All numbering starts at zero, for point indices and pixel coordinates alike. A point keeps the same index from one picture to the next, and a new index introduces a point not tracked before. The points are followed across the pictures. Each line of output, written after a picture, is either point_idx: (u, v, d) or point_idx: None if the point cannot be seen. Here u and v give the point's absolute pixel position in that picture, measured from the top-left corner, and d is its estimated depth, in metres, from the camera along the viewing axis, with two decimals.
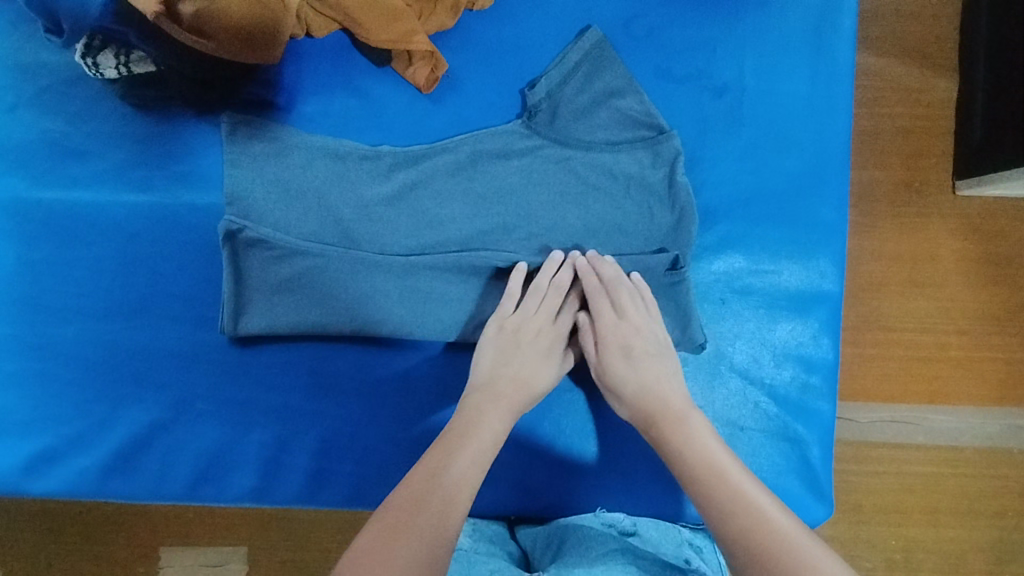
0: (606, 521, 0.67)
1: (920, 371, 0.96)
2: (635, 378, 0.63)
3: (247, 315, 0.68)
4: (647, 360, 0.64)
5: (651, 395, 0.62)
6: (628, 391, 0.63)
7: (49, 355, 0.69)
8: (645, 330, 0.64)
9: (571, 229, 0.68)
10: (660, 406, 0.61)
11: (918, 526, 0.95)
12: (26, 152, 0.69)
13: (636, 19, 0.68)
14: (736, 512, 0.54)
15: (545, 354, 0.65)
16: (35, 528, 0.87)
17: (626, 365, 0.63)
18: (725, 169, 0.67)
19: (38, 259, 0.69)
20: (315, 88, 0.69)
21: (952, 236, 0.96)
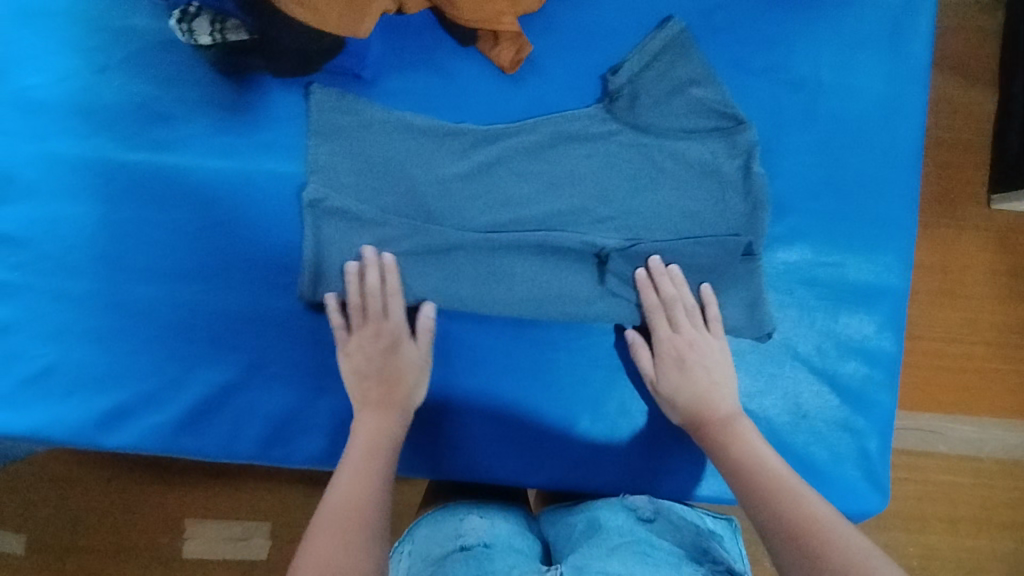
0: (628, 506, 0.67)
1: (950, 380, 0.97)
2: (691, 389, 0.66)
3: (328, 281, 0.70)
4: (702, 371, 0.66)
5: (702, 402, 0.65)
6: (680, 399, 0.66)
7: (127, 314, 0.71)
8: (705, 344, 0.67)
9: (645, 214, 0.69)
10: (711, 411, 0.65)
11: (937, 533, 0.96)
12: (113, 113, 0.71)
13: (717, 11, 0.69)
14: (777, 500, 0.55)
15: (397, 352, 0.67)
16: (76, 492, 0.93)
17: (687, 377, 0.66)
18: (799, 162, 0.69)
19: (120, 219, 0.71)
20: (400, 65, 0.70)
21: (998, 244, 0.98)
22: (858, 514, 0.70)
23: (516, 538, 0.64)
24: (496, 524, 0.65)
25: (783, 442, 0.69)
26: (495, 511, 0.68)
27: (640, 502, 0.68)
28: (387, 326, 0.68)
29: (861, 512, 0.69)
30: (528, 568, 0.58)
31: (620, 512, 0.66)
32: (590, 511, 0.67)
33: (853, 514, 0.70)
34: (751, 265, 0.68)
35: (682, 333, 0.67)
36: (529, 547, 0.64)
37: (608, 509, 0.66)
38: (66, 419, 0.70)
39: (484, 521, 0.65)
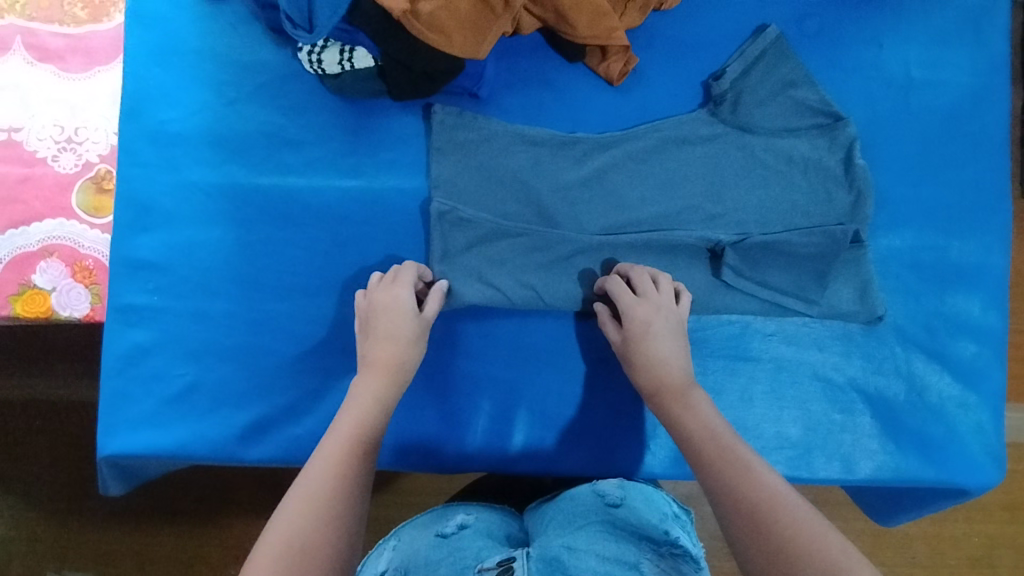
0: (598, 491, 0.68)
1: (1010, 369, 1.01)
2: (650, 353, 0.65)
3: (461, 290, 0.72)
4: (662, 336, 0.66)
5: (658, 368, 0.64)
6: (640, 362, 0.65)
7: (265, 330, 0.74)
8: (668, 313, 0.67)
9: (755, 208, 0.73)
10: (661, 378, 0.64)
11: (998, 522, 1.01)
12: (244, 142, 0.75)
13: (808, 18, 0.74)
14: (726, 470, 0.55)
15: (397, 312, 0.67)
16: (150, 525, 0.96)
17: (648, 342, 0.65)
18: (892, 155, 0.74)
19: (255, 240, 0.74)
20: (514, 83, 0.75)
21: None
22: (978, 488, 0.72)
23: (492, 525, 0.68)
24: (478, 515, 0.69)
25: (903, 421, 0.72)
26: (479, 509, 0.70)
27: (610, 489, 0.69)
28: (399, 292, 0.68)
29: (982, 484, 0.71)
30: (493, 551, 0.62)
31: (590, 495, 0.68)
32: (559, 498, 0.70)
33: (973, 487, 0.72)
34: (861, 251, 0.72)
35: (649, 299, 0.67)
36: (504, 535, 0.67)
37: (580, 492, 0.69)
38: (208, 436, 0.72)
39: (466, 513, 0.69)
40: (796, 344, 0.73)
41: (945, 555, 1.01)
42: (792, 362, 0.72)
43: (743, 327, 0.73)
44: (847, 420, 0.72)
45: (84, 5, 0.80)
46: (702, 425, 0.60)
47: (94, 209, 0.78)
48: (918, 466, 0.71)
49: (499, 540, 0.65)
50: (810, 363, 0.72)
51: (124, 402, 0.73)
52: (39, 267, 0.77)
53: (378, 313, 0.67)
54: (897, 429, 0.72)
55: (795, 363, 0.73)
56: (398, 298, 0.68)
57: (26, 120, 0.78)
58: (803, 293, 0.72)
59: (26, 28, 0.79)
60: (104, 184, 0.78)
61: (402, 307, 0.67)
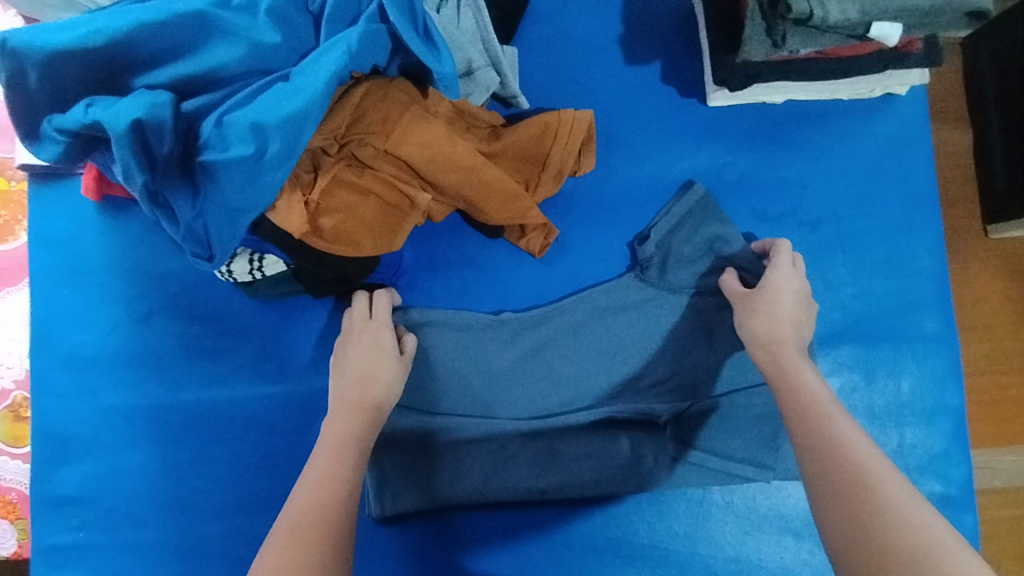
0: None
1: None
2: (766, 319, 0.63)
3: (408, 494, 0.69)
4: (795, 307, 0.64)
5: (774, 326, 0.62)
6: (764, 314, 0.63)
7: (199, 557, 0.70)
8: (786, 271, 0.66)
9: (694, 373, 0.70)
10: (777, 337, 0.61)
11: None
12: (161, 357, 0.72)
13: (727, 167, 0.73)
14: (807, 415, 0.55)
15: (375, 351, 0.65)
16: None
17: (775, 298, 0.64)
18: (829, 298, 0.72)
19: (180, 461, 0.71)
20: (434, 265, 0.73)
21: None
22: None
23: None
24: None
25: None
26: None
27: None
28: (379, 329, 0.67)
29: None
30: None
31: None
32: None
33: None
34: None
35: (767, 275, 0.66)
36: None
37: None
38: None
39: None
40: (754, 507, 0.70)
41: None
42: (758, 524, 0.70)
43: (699, 497, 0.70)
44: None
45: None
46: (813, 400, 0.56)
47: (13, 439, 0.75)
48: None
49: None
50: (775, 522, 0.70)
51: None
52: None
53: (353, 353, 0.65)
54: None
55: (759, 522, 0.70)
56: (379, 330, 0.66)
57: None
58: (756, 459, 0.68)
59: None
60: (21, 410, 0.75)
61: (380, 346, 0.66)
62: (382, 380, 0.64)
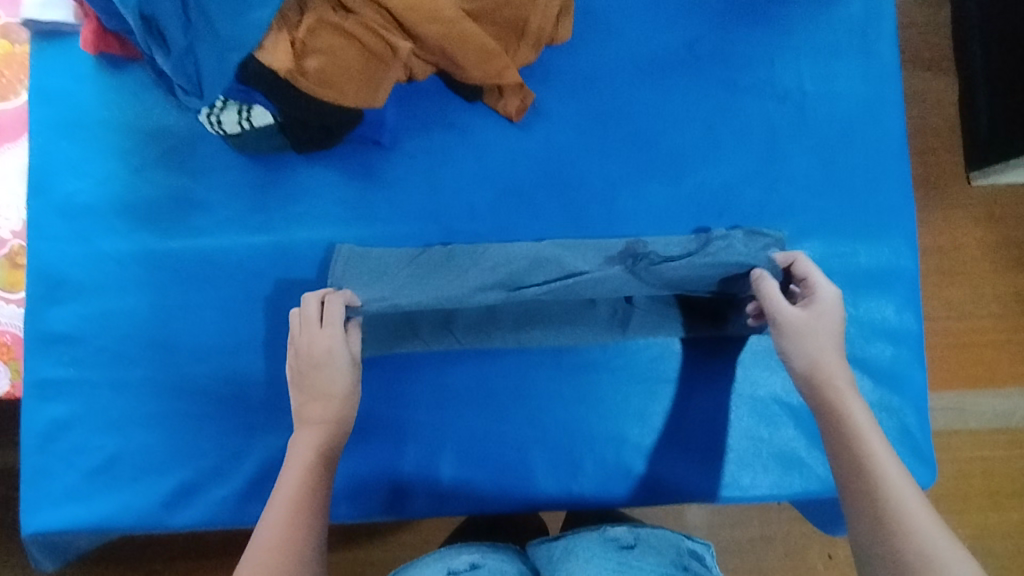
0: (609, 537, 0.70)
1: (965, 358, 1.07)
2: (819, 352, 0.61)
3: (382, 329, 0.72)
4: (833, 340, 0.62)
5: (824, 355, 0.61)
6: (816, 342, 0.61)
7: (183, 394, 0.74)
8: (829, 302, 0.63)
9: (656, 230, 0.74)
10: (827, 365, 0.61)
11: (979, 511, 1.06)
12: (153, 208, 0.75)
13: (699, 41, 0.76)
14: (868, 477, 0.54)
15: (330, 363, 0.64)
16: None
17: (817, 334, 0.61)
18: (795, 167, 0.74)
19: (169, 305, 0.75)
20: (415, 126, 0.76)
21: (974, 226, 1.10)
22: None
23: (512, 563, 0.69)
24: (499, 555, 0.70)
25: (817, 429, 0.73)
26: (484, 548, 0.70)
27: (619, 532, 0.71)
28: (320, 338, 0.65)
29: None
30: None
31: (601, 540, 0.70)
32: (570, 540, 0.71)
33: None
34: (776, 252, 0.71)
35: (817, 296, 0.63)
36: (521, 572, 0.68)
37: (592, 539, 0.70)
38: (131, 506, 0.72)
39: (478, 554, 0.68)
40: (715, 359, 0.74)
41: None
42: (713, 378, 0.74)
43: (661, 350, 0.74)
44: (773, 430, 0.73)
45: None
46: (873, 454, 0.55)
47: (9, 284, 0.78)
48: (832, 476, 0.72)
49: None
50: (735, 376, 0.74)
51: (46, 479, 0.72)
52: None
53: (310, 369, 0.64)
54: (812, 438, 0.73)
55: (720, 376, 0.74)
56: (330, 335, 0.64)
57: None
58: (715, 320, 0.72)
59: None
60: (17, 258, 0.78)
61: (334, 359, 0.64)
62: (338, 396, 0.64)
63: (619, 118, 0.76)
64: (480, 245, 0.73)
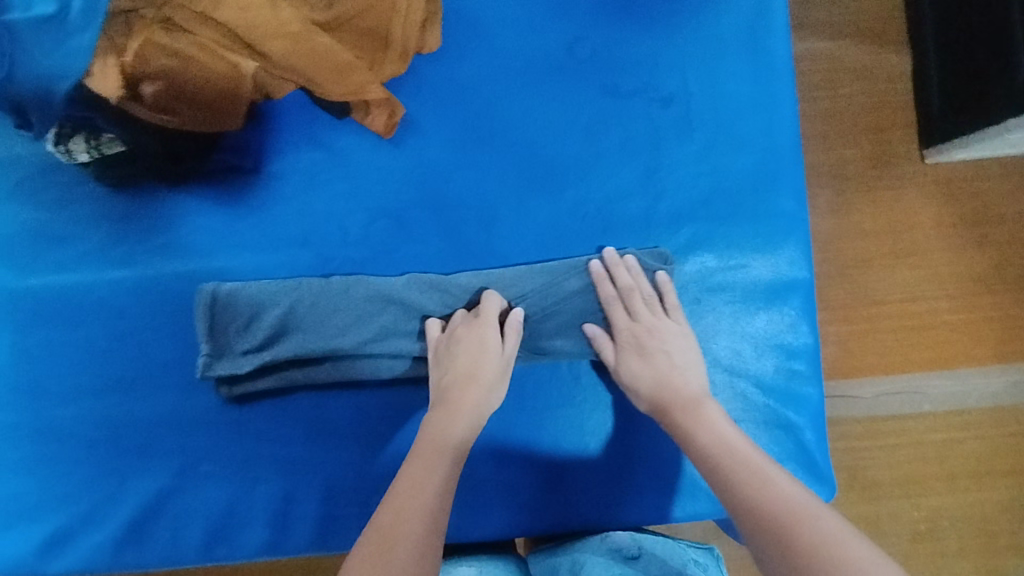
0: (610, 546, 0.66)
1: (916, 341, 1.01)
2: (655, 390, 0.63)
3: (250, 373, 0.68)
4: (664, 355, 0.65)
5: (665, 385, 0.63)
6: (644, 382, 0.64)
7: (53, 438, 0.71)
8: (660, 326, 0.66)
9: (537, 250, 0.70)
10: (672, 393, 0.63)
11: (940, 494, 0.99)
12: (8, 243, 0.71)
13: (579, 43, 0.71)
14: (721, 465, 0.55)
15: (483, 350, 0.64)
16: None
17: (652, 361, 0.65)
18: (681, 174, 0.70)
19: (31, 346, 0.71)
20: (281, 147, 0.71)
21: (927, 204, 1.03)
22: None
23: None
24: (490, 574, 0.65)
25: None
26: (485, 565, 0.67)
27: (622, 540, 0.67)
28: (476, 326, 0.65)
29: None
30: None
31: (603, 551, 0.66)
32: (574, 551, 0.67)
33: None
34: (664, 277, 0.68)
35: (643, 320, 0.66)
36: None
37: (592, 550, 0.66)
38: (7, 556, 0.70)
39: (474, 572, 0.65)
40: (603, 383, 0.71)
41: (884, 535, 0.99)
42: (601, 403, 0.71)
43: (549, 374, 0.71)
44: (669, 454, 0.70)
45: None
46: (722, 439, 0.57)
47: None
48: None
49: None
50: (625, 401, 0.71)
51: None
52: None
53: (458, 348, 0.65)
54: None
55: (611, 400, 0.71)
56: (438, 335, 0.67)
57: None
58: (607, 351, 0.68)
59: None
60: None
61: (485, 345, 0.65)
62: (483, 381, 0.63)
63: (497, 129, 0.71)
64: (355, 276, 0.69)
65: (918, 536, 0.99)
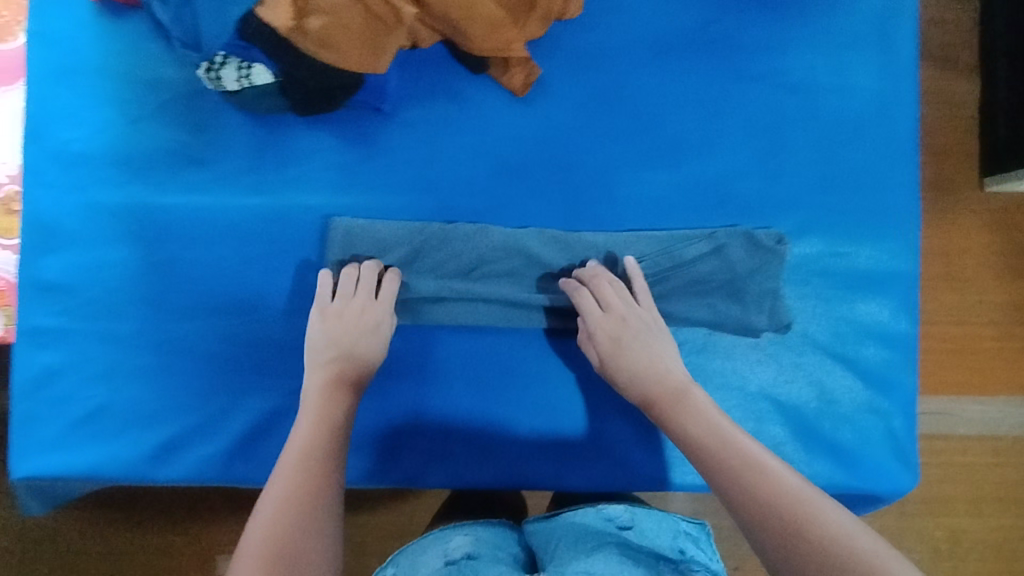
0: (605, 516, 0.68)
1: (961, 365, 1.03)
2: (634, 384, 0.67)
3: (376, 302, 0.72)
4: (638, 347, 0.68)
5: (653, 376, 0.66)
6: (632, 374, 0.67)
7: (173, 350, 0.74)
8: (636, 315, 0.69)
9: (654, 219, 0.73)
10: (655, 386, 0.66)
11: (960, 516, 1.02)
12: (148, 161, 0.75)
13: (714, 24, 0.74)
14: (728, 455, 0.59)
15: (371, 330, 0.69)
16: None
17: (624, 351, 0.68)
18: (798, 161, 0.73)
19: (161, 260, 0.74)
20: (417, 96, 0.74)
21: (994, 231, 1.04)
22: (889, 492, 0.72)
23: (500, 550, 0.65)
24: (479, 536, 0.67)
25: (808, 425, 0.72)
26: (479, 529, 0.68)
27: (616, 512, 0.69)
28: (376, 306, 0.70)
29: (895, 491, 0.72)
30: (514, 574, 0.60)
31: (597, 520, 0.68)
32: (564, 518, 0.69)
33: (885, 491, 0.73)
34: (782, 255, 0.71)
35: (614, 308, 0.69)
36: (512, 557, 0.65)
37: (585, 518, 0.68)
38: (120, 457, 0.73)
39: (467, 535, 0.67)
40: (707, 357, 0.73)
41: (905, 549, 1.01)
42: (705, 372, 0.72)
43: None
44: (766, 430, 0.72)
45: None
46: (728, 433, 0.61)
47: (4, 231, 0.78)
48: (823, 474, 0.72)
49: (508, 564, 0.63)
50: (727, 373, 0.73)
51: (38, 424, 0.74)
52: None
53: (343, 319, 0.69)
54: (805, 434, 0.73)
55: (713, 371, 0.72)
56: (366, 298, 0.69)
57: None
58: (718, 318, 0.72)
59: None
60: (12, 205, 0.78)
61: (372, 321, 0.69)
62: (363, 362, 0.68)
63: (626, 99, 0.74)
64: (481, 224, 0.73)
65: (938, 555, 1.01)
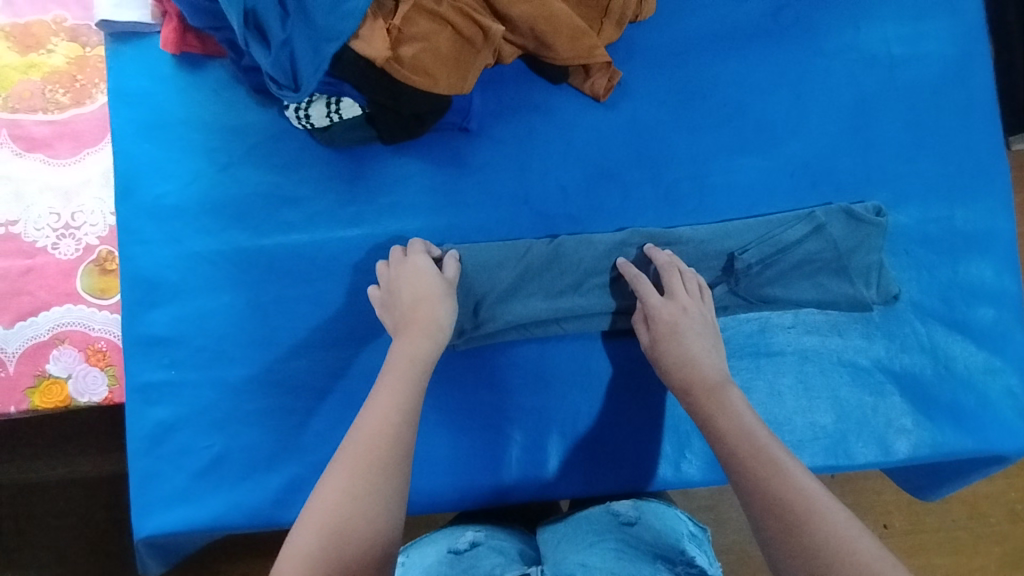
0: (612, 510, 0.67)
1: None
2: (684, 371, 0.63)
3: (488, 326, 0.71)
4: (695, 335, 0.66)
5: (687, 366, 0.63)
6: (677, 360, 0.64)
7: (287, 390, 0.74)
8: (695, 311, 0.67)
9: (749, 206, 0.74)
10: (695, 376, 0.63)
11: None
12: (243, 205, 0.75)
13: (783, 10, 0.75)
14: (744, 450, 0.55)
15: (420, 285, 0.67)
16: None
17: (679, 339, 0.65)
18: (882, 131, 0.74)
19: (266, 301, 0.74)
20: (501, 112, 0.75)
21: None
22: (1016, 451, 0.72)
23: (507, 546, 0.65)
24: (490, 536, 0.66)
25: (930, 393, 0.72)
26: (492, 530, 0.68)
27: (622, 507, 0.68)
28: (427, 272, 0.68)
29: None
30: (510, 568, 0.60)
31: (603, 514, 0.67)
32: (573, 517, 0.68)
33: (1011, 451, 0.72)
34: (881, 227, 0.71)
35: (676, 300, 0.67)
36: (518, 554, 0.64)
37: (594, 511, 0.67)
38: (245, 503, 0.72)
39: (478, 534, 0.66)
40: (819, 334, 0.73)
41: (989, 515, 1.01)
42: (819, 349, 0.72)
43: (764, 322, 0.73)
44: (887, 400, 0.72)
45: (66, 89, 0.80)
46: (746, 426, 0.57)
47: (100, 291, 0.78)
48: (953, 441, 0.71)
49: (512, 558, 0.62)
50: (840, 348, 0.73)
51: (157, 480, 0.72)
52: (52, 356, 0.76)
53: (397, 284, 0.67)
54: (928, 403, 0.72)
55: (827, 349, 0.72)
56: (436, 337, 0.64)
57: (22, 212, 0.78)
58: (828, 298, 0.71)
59: (11, 120, 0.79)
60: (107, 265, 0.78)
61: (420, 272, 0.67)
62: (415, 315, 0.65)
63: (706, 90, 0.75)
64: (581, 235, 0.73)
65: (1017, 517, 1.02)
